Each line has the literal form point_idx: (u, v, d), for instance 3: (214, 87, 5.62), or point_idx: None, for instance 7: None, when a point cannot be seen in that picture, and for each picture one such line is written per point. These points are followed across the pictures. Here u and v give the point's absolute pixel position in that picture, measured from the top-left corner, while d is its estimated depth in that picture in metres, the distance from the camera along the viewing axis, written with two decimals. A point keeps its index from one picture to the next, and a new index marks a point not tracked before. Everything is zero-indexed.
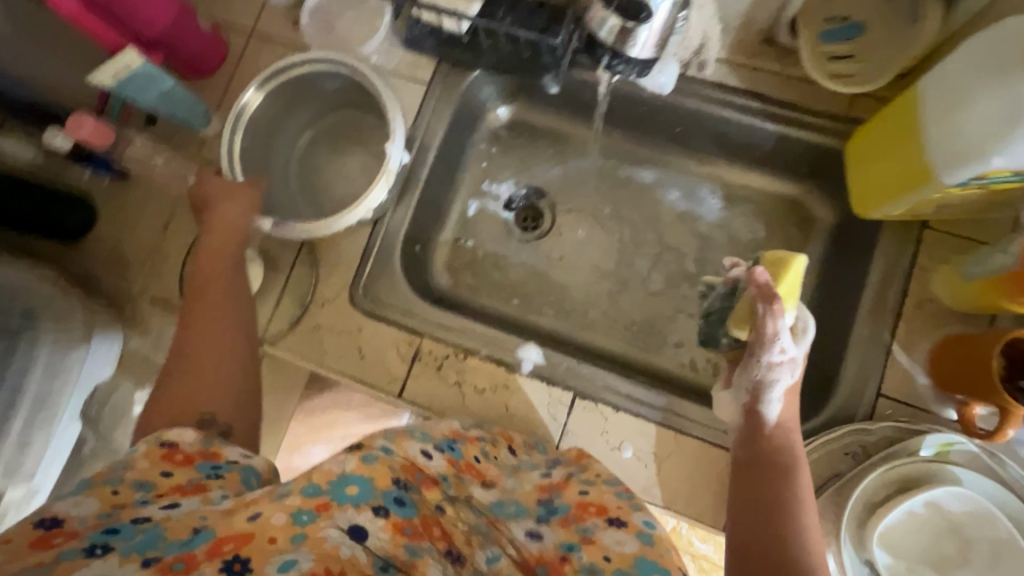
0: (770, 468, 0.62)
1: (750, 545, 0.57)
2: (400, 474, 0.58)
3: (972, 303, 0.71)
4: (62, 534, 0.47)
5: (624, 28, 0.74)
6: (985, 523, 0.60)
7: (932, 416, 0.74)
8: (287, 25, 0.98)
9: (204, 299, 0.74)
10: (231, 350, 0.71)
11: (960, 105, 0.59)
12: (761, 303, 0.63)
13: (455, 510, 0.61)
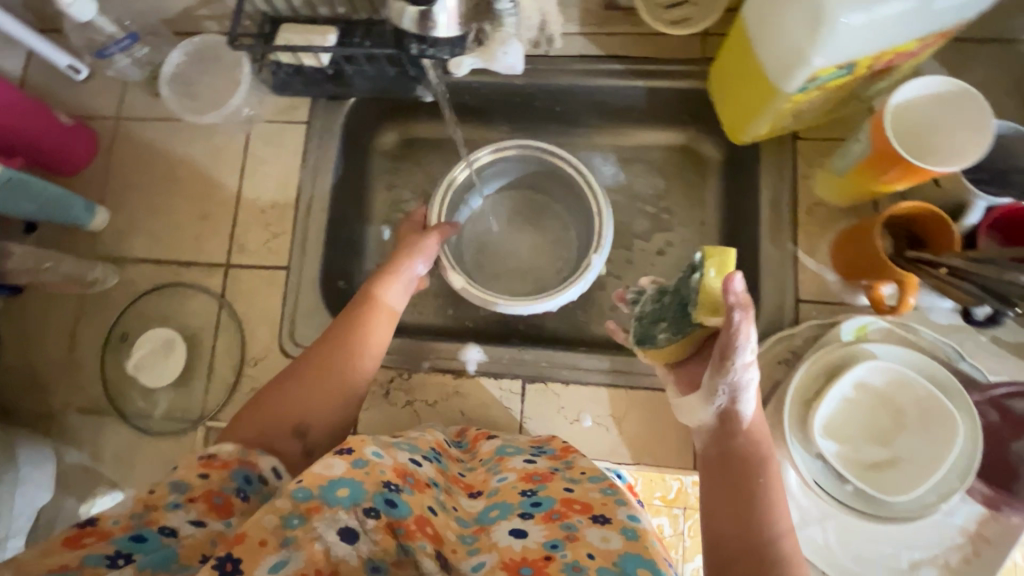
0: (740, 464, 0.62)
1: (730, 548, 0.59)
2: (391, 477, 0.59)
3: (852, 194, 0.78)
4: (94, 534, 0.52)
5: (421, 15, 0.63)
6: (905, 387, 0.64)
7: (847, 306, 0.80)
8: (151, 99, 0.96)
9: (337, 351, 0.76)
10: (321, 408, 0.72)
11: (776, 17, 0.62)
12: (735, 309, 0.56)
13: (445, 516, 0.61)
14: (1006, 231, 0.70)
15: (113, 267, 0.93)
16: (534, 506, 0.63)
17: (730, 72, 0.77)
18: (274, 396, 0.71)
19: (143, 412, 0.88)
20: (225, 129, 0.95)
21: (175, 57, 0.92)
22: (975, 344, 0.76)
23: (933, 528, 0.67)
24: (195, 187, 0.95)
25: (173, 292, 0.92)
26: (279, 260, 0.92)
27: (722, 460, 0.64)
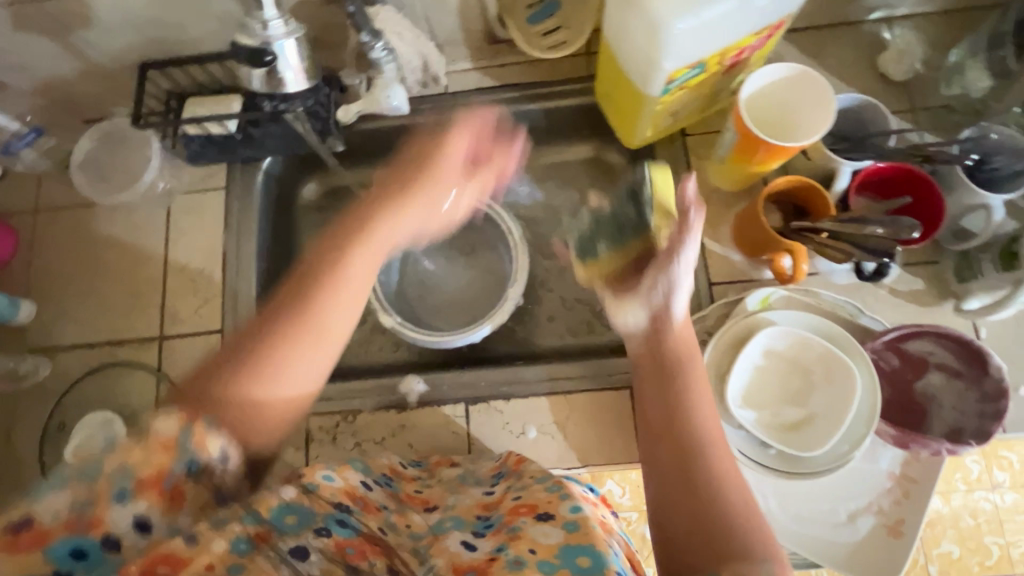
0: (679, 413, 0.60)
1: (673, 498, 0.54)
2: (343, 499, 0.63)
3: (739, 179, 0.84)
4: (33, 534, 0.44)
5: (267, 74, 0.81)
6: (804, 347, 0.69)
7: (755, 281, 0.85)
8: (67, 187, 0.97)
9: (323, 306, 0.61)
10: (315, 337, 0.59)
11: (622, 32, 0.69)
12: (690, 209, 0.65)
13: (397, 534, 0.62)
14: (876, 188, 0.76)
15: (45, 358, 0.92)
16: (487, 528, 0.63)
17: (606, 85, 0.84)
18: (247, 355, 0.57)
19: None
20: (144, 205, 0.97)
21: (84, 144, 0.95)
22: (874, 298, 0.82)
23: (861, 477, 0.70)
24: (119, 265, 0.95)
25: (108, 373, 0.91)
26: (212, 324, 0.92)
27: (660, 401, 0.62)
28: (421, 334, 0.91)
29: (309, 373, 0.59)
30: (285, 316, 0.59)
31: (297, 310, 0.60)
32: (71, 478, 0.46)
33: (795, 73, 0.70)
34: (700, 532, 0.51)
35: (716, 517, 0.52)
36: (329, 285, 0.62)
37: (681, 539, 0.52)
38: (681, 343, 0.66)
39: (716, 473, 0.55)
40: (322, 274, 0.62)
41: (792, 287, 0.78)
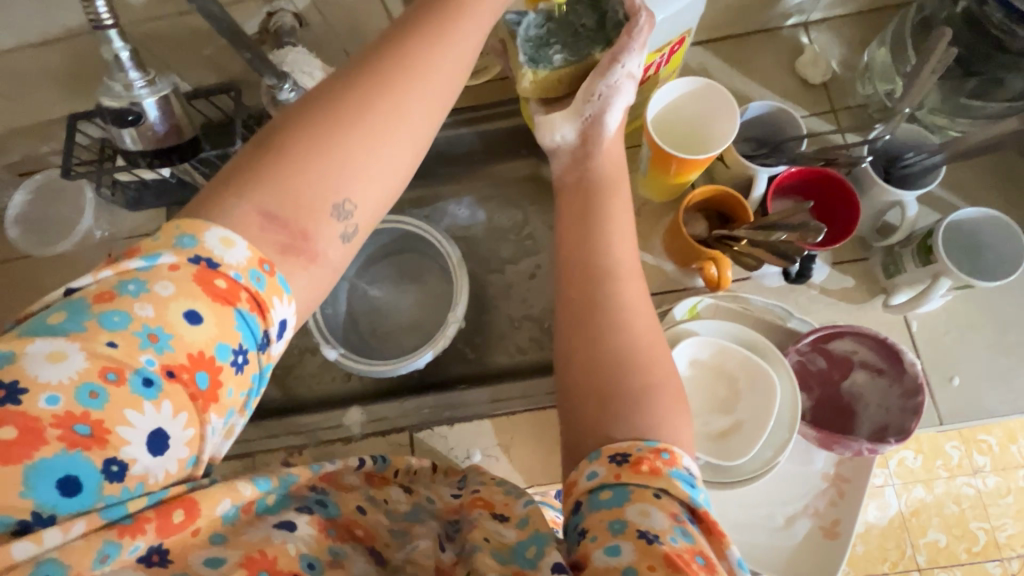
0: (597, 280, 0.56)
1: (576, 369, 0.53)
2: (317, 483, 0.50)
3: (664, 192, 0.85)
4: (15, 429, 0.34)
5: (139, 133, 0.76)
6: (725, 355, 0.70)
7: (689, 290, 0.86)
8: (3, 241, 0.97)
9: (332, 140, 0.47)
10: (328, 182, 0.47)
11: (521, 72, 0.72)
12: (640, 12, 0.65)
13: (375, 520, 0.51)
14: (793, 191, 0.78)
15: None
16: (455, 529, 0.52)
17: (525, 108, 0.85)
18: (298, 128, 0.47)
19: None
20: (81, 253, 0.96)
21: (17, 199, 0.96)
22: (805, 299, 0.83)
23: (797, 480, 0.71)
24: None
25: None
26: None
27: (570, 245, 0.60)
28: (363, 363, 0.91)
29: (295, 263, 0.46)
30: (319, 120, 0.47)
31: (337, 119, 0.47)
32: (93, 327, 0.38)
33: (699, 85, 0.72)
34: (596, 403, 0.50)
35: (610, 381, 0.51)
36: (417, 77, 0.50)
37: (574, 409, 0.51)
38: (607, 200, 0.63)
39: (625, 345, 0.52)
40: (391, 60, 0.50)
41: (716, 295, 0.79)
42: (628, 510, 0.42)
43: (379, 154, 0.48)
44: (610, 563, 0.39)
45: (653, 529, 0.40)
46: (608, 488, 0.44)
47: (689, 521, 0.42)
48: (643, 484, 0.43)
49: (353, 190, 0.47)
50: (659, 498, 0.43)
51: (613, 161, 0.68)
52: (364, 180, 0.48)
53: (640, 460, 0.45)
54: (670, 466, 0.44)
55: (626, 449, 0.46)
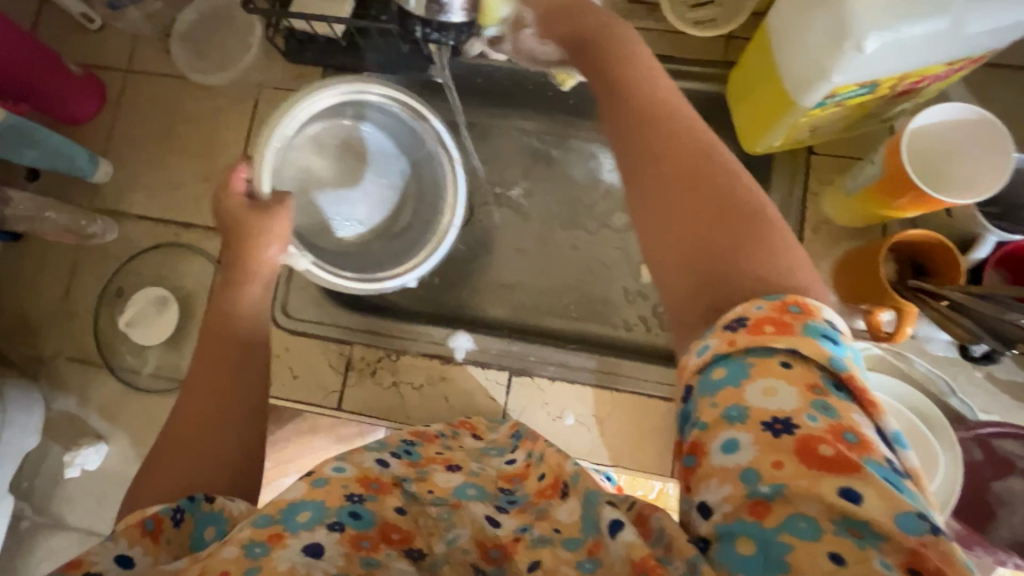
0: (662, 153, 0.49)
1: (686, 250, 0.44)
2: (355, 490, 0.49)
3: (861, 217, 0.77)
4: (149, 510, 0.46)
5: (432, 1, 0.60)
6: (891, 416, 0.64)
7: (843, 329, 0.80)
8: (162, 55, 0.95)
9: (188, 416, 0.56)
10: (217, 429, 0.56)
11: (795, 36, 0.62)
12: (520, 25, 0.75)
13: (416, 514, 0.52)
14: (1015, 266, 0.68)
15: (113, 221, 0.93)
16: (511, 502, 0.55)
17: (750, 83, 0.76)
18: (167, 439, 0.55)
19: (130, 368, 0.89)
20: (230, 91, 0.93)
21: (186, 16, 0.93)
22: (968, 380, 0.75)
23: None
24: (197, 146, 0.94)
25: (170, 252, 0.92)
26: None
27: (629, 127, 0.53)
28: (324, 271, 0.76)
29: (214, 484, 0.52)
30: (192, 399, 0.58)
31: (194, 387, 0.59)
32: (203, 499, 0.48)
33: (974, 117, 0.63)
34: (706, 270, 0.42)
35: (727, 228, 0.44)
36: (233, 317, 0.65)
37: (671, 277, 0.44)
38: (631, 73, 0.59)
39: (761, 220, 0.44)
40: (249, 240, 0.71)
41: (888, 347, 0.73)
42: (745, 391, 0.36)
43: (227, 406, 0.57)
44: (730, 462, 0.35)
45: (784, 413, 0.35)
46: (717, 356, 0.38)
47: (833, 388, 0.36)
48: (765, 350, 0.37)
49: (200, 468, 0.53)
50: (784, 360, 0.36)
51: (588, 34, 0.67)
52: (213, 424, 0.56)
53: (763, 320, 0.38)
54: (804, 320, 0.37)
55: (739, 313, 0.39)
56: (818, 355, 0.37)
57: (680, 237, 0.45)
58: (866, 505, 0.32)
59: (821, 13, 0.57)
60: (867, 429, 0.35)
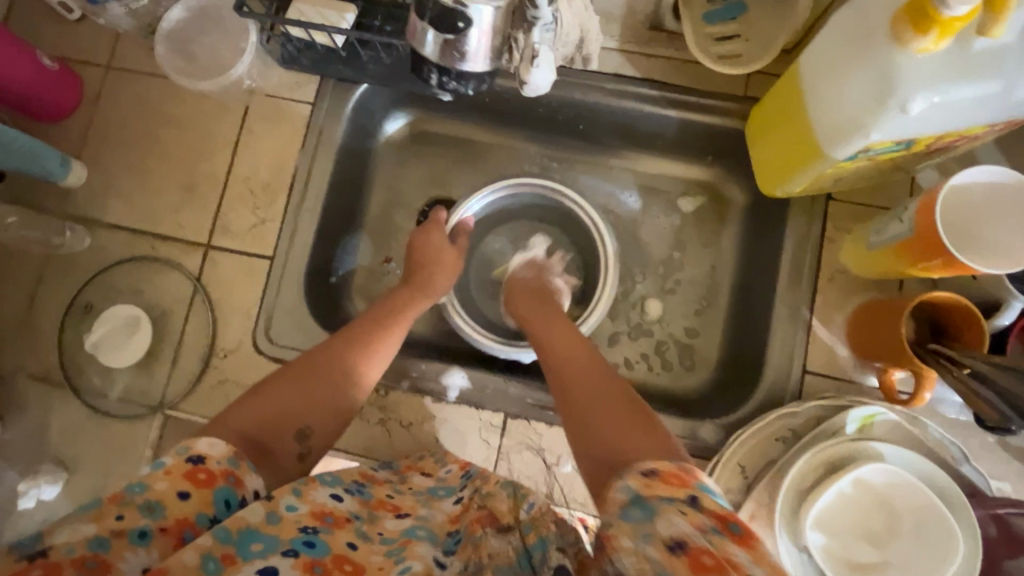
0: (574, 392, 0.62)
1: (593, 432, 0.56)
2: (309, 523, 0.54)
3: (880, 271, 0.74)
4: (205, 472, 0.53)
5: (445, 42, 0.62)
6: (908, 494, 0.61)
7: (857, 386, 0.76)
8: (147, 53, 0.89)
9: (296, 379, 0.66)
10: (313, 407, 0.65)
11: (832, 83, 0.57)
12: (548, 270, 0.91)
13: (367, 550, 0.54)
14: None
15: (85, 229, 0.86)
16: (455, 544, 0.57)
17: (774, 122, 0.72)
18: (279, 380, 0.65)
19: (97, 390, 0.83)
20: (220, 97, 0.88)
21: (174, 13, 0.85)
22: (980, 445, 0.72)
23: None
24: (181, 153, 0.88)
25: (146, 266, 0.86)
26: (262, 249, 0.85)
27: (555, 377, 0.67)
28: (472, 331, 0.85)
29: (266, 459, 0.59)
30: (299, 377, 0.66)
31: (305, 361, 0.68)
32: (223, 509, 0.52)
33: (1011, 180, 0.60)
34: (613, 450, 0.53)
35: (626, 419, 0.56)
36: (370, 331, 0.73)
37: (590, 452, 0.55)
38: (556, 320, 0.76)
39: (643, 414, 0.56)
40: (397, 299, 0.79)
41: (905, 412, 0.70)
42: (655, 523, 0.44)
43: (325, 383, 0.67)
44: (641, 553, 0.43)
45: (680, 537, 0.43)
46: (634, 496, 0.47)
47: (714, 529, 0.43)
48: (670, 497, 0.46)
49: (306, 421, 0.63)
50: (685, 505, 0.45)
51: (528, 299, 0.83)
52: (324, 397, 0.66)
53: (670, 475, 0.48)
54: (698, 479, 0.48)
55: (652, 466, 0.49)
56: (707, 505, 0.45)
57: (595, 430, 0.56)
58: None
59: (870, 58, 0.52)
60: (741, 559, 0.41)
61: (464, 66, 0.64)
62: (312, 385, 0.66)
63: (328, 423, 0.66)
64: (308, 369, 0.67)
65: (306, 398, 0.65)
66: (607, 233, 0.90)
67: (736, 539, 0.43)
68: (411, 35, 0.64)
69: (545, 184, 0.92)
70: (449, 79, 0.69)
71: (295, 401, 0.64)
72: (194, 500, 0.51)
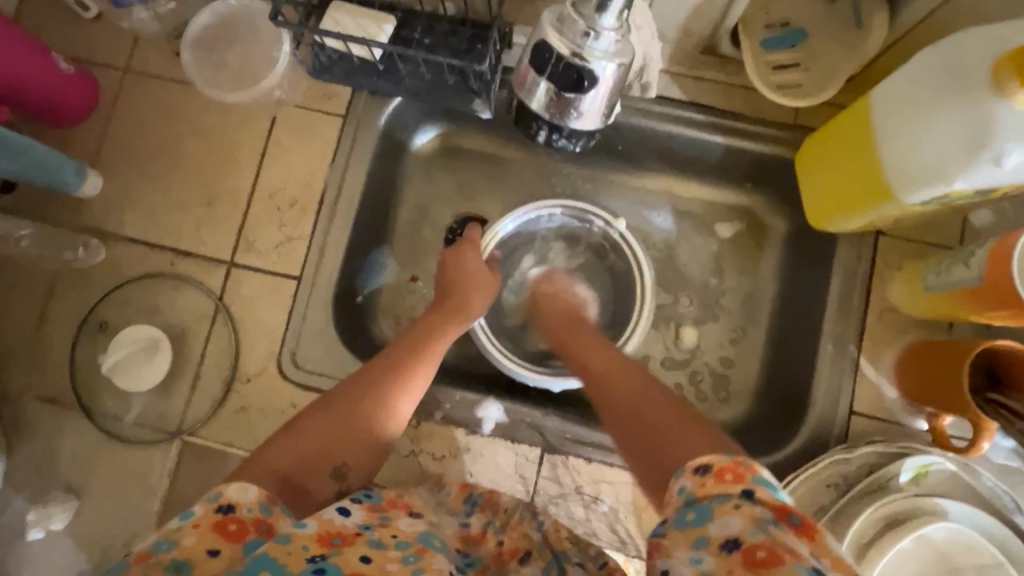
0: (612, 395, 0.62)
1: (639, 436, 0.55)
2: (315, 551, 0.47)
3: (936, 313, 0.72)
4: (235, 522, 0.48)
5: (561, 98, 0.61)
6: (967, 549, 0.64)
7: (905, 428, 0.74)
8: (170, 58, 0.84)
9: (337, 407, 0.60)
10: (355, 440, 0.59)
11: (917, 126, 0.57)
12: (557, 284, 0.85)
13: (383, 560, 0.49)
14: None
15: (100, 242, 0.82)
16: (467, 565, 0.57)
17: (829, 159, 0.70)
18: (319, 412, 0.60)
19: (112, 413, 0.79)
20: (249, 107, 0.84)
21: (202, 18, 0.82)
22: None
23: None
24: (203, 165, 0.83)
25: (164, 283, 0.81)
26: (288, 269, 0.81)
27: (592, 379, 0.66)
28: (504, 355, 0.80)
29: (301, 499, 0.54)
30: (329, 405, 0.60)
31: (347, 387, 0.63)
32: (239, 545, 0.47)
33: None
34: (658, 454, 0.52)
35: (668, 417, 0.55)
36: (413, 354, 0.68)
37: (636, 460, 0.54)
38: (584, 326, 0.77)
39: (686, 414, 0.55)
40: (437, 314, 0.75)
41: (959, 459, 0.69)
42: (709, 525, 0.42)
43: (366, 414, 0.61)
44: (695, 572, 0.41)
45: (734, 535, 0.41)
46: (688, 500, 0.45)
47: (774, 520, 0.41)
48: (724, 494, 0.44)
49: (347, 456, 0.58)
50: (738, 501, 0.43)
51: (558, 314, 0.80)
52: (365, 432, 0.60)
53: (724, 470, 0.46)
54: (753, 469, 0.45)
55: (704, 462, 0.47)
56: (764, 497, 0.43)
57: (639, 434, 0.55)
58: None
59: (970, 100, 0.52)
60: (801, 549, 0.40)
61: (574, 123, 0.64)
62: (351, 416, 0.60)
63: (367, 457, 0.60)
64: (348, 396, 0.61)
65: (344, 428, 0.59)
66: (647, 271, 0.83)
67: (796, 530, 0.41)
68: (520, 86, 0.63)
69: (590, 209, 0.85)
70: (557, 137, 0.69)
71: (334, 430, 0.59)
72: (223, 557, 0.46)
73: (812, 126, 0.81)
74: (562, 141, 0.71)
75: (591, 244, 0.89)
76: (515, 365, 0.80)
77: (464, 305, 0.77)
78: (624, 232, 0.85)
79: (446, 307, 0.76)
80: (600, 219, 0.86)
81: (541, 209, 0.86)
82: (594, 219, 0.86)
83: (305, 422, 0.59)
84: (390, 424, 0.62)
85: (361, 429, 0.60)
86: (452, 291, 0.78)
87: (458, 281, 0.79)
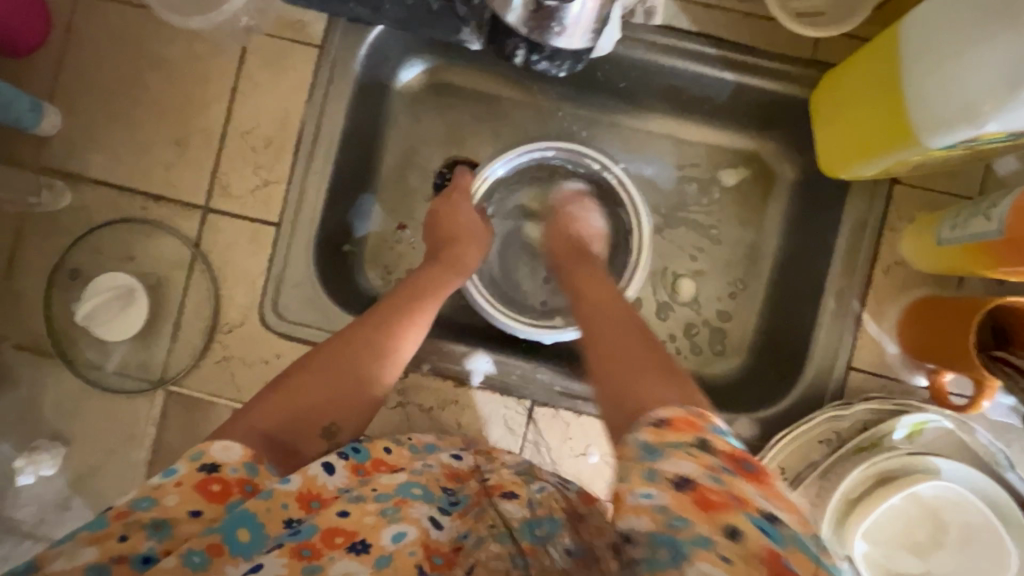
0: (600, 335, 0.58)
1: (609, 375, 0.53)
2: (294, 512, 0.48)
3: (944, 267, 0.68)
4: (218, 483, 0.47)
5: (542, 9, 0.56)
6: (958, 506, 0.64)
7: (903, 385, 0.73)
8: None
9: (323, 365, 0.58)
10: (344, 397, 0.57)
11: (961, 55, 0.51)
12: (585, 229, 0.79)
13: (360, 512, 0.48)
14: None
15: (65, 185, 0.77)
16: (452, 506, 0.51)
17: (853, 96, 0.63)
18: (305, 369, 0.57)
19: (92, 362, 0.77)
20: (215, 36, 0.77)
21: None
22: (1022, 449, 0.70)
23: None
24: (169, 99, 0.77)
25: (137, 228, 0.77)
26: (267, 215, 0.77)
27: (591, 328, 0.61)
28: (494, 307, 0.77)
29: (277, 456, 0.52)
30: (318, 362, 0.58)
31: (334, 343, 0.60)
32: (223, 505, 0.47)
33: None
34: (619, 400, 0.50)
35: (640, 361, 0.52)
36: (403, 310, 0.64)
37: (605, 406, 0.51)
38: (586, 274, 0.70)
39: (651, 366, 0.52)
40: (427, 269, 0.71)
41: (956, 417, 0.68)
42: (662, 462, 0.41)
43: (356, 370, 0.58)
44: (645, 505, 0.39)
45: (687, 476, 0.40)
46: (643, 444, 0.43)
47: (725, 467, 0.40)
48: (682, 442, 0.42)
49: (335, 415, 0.56)
50: (694, 448, 0.41)
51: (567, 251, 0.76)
52: (353, 387, 0.58)
53: (679, 420, 0.44)
54: (705, 419, 0.44)
55: (662, 412, 0.45)
56: (715, 445, 0.42)
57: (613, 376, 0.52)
58: (744, 542, 0.36)
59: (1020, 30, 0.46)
60: (751, 494, 0.39)
61: (558, 41, 0.59)
62: (339, 373, 0.58)
63: (356, 416, 0.58)
64: (337, 354, 0.59)
65: (332, 387, 0.57)
66: (645, 220, 0.79)
67: (746, 476, 0.40)
68: None
69: (586, 152, 0.80)
70: (538, 57, 0.64)
71: (320, 388, 0.56)
72: (206, 517, 0.46)
73: (831, 63, 0.74)
74: (543, 64, 0.65)
75: (583, 188, 0.84)
76: (505, 316, 0.77)
77: (457, 256, 0.73)
78: (622, 176, 0.79)
79: (439, 258, 0.72)
80: (596, 163, 0.80)
81: (534, 152, 0.80)
82: (591, 163, 0.81)
83: (290, 379, 0.56)
84: (380, 379, 0.60)
85: (349, 386, 0.58)
86: (447, 240, 0.74)
87: (449, 234, 0.74)
